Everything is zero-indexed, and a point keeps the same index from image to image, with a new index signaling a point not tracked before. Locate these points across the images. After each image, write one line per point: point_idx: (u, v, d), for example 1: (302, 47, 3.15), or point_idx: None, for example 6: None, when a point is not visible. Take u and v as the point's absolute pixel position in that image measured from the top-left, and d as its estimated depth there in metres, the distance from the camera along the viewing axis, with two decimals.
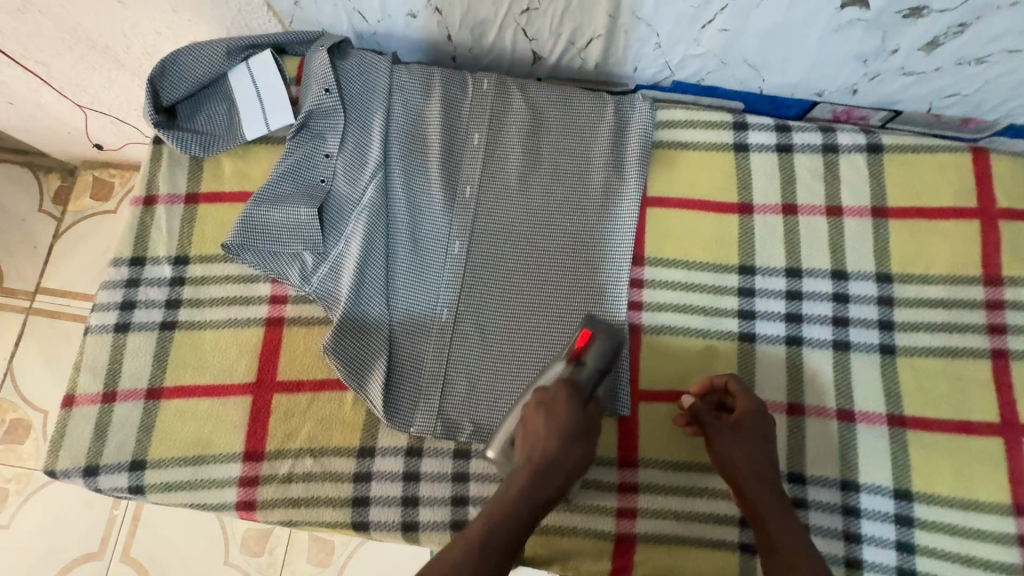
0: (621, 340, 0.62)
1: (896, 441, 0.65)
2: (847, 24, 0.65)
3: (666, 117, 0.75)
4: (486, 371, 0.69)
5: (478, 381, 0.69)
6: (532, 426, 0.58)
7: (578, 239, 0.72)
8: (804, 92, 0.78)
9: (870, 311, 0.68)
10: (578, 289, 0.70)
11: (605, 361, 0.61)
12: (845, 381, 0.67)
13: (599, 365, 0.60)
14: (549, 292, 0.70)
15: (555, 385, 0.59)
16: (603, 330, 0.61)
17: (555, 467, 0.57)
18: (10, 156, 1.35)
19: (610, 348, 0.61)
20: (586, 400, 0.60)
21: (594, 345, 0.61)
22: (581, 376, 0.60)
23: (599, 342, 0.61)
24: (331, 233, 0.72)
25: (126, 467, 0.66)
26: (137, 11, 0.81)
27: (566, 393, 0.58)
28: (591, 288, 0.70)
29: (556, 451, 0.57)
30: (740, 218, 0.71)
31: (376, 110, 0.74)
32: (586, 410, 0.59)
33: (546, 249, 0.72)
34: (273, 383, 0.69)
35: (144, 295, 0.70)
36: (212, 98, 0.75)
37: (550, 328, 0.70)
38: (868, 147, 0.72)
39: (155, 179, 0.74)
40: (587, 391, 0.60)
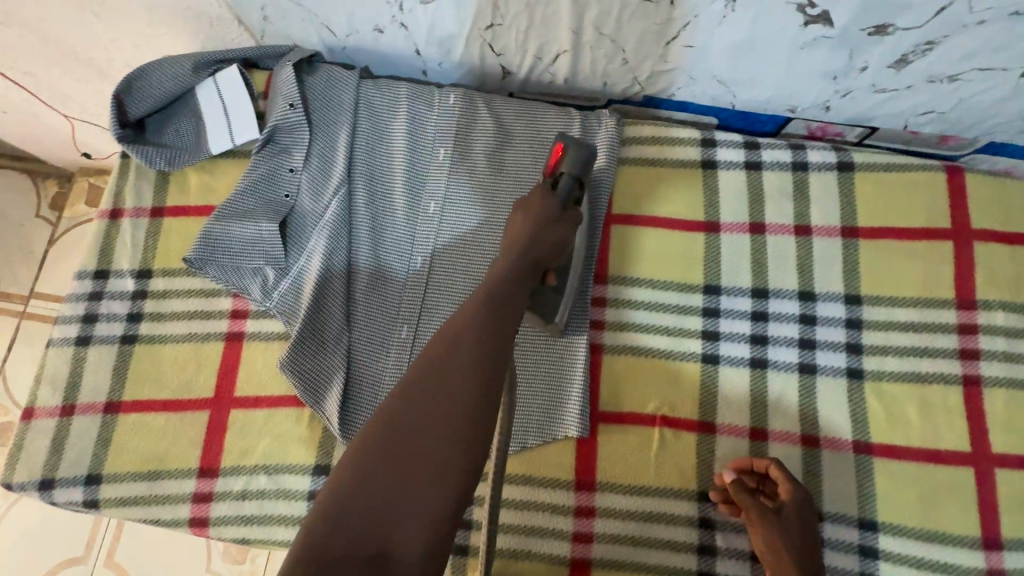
0: (592, 151, 0.61)
1: (862, 469, 0.63)
2: (813, 41, 0.63)
3: (633, 133, 0.74)
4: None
5: None
6: (511, 224, 0.58)
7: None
8: (777, 108, 0.77)
9: (838, 333, 0.67)
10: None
11: (581, 167, 0.60)
12: (811, 406, 0.65)
13: (575, 171, 0.60)
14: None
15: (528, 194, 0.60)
16: (574, 142, 0.61)
17: (536, 245, 0.56)
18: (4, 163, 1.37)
19: (584, 154, 0.60)
20: (564, 207, 0.59)
21: (568, 155, 0.60)
22: (556, 189, 0.59)
23: (571, 152, 0.60)
24: (293, 248, 0.72)
25: (81, 481, 0.66)
26: (113, 24, 0.82)
27: (537, 224, 0.57)
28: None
29: (528, 235, 0.56)
30: (706, 236, 0.70)
31: (341, 125, 0.74)
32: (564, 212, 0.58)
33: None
34: (230, 399, 0.68)
35: (106, 308, 0.71)
36: (179, 113, 0.76)
37: None
38: (838, 165, 0.70)
39: (122, 192, 0.74)
40: (567, 198, 0.59)
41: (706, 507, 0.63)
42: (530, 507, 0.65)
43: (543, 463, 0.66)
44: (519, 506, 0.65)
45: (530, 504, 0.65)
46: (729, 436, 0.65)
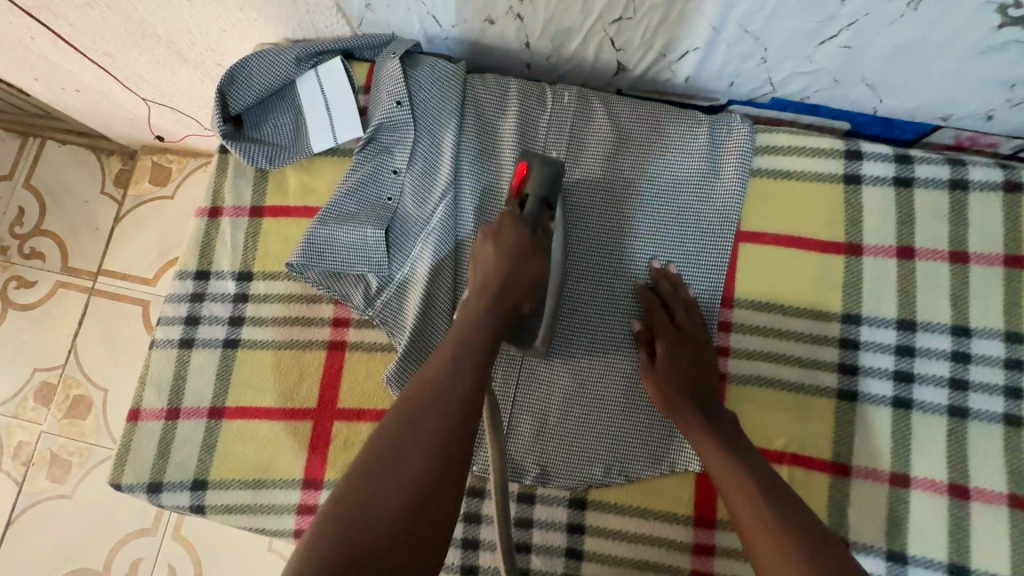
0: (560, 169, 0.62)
1: (1015, 525, 0.58)
2: (1001, 45, 0.55)
3: (767, 142, 0.67)
4: (555, 411, 0.65)
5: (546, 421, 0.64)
6: (482, 253, 0.61)
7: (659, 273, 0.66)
8: (926, 116, 0.69)
9: (994, 374, 0.60)
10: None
11: (547, 185, 0.62)
12: (960, 452, 0.60)
13: (543, 191, 0.62)
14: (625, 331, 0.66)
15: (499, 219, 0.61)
16: (539, 162, 0.62)
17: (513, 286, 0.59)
18: (73, 138, 1.37)
19: (552, 174, 0.62)
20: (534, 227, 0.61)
21: (533, 175, 0.62)
22: (525, 211, 0.62)
23: (534, 172, 0.62)
24: (397, 255, 0.69)
25: (188, 485, 0.65)
26: (203, 7, 0.78)
27: (508, 263, 0.59)
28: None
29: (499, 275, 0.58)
30: (846, 259, 0.64)
31: (447, 125, 0.69)
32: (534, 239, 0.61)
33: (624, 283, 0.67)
34: (334, 410, 0.66)
35: (207, 311, 0.69)
36: (279, 107, 0.72)
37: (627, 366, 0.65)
38: (1005, 185, 0.63)
39: (220, 189, 0.72)
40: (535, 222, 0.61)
41: None
42: (646, 541, 0.62)
43: (660, 496, 0.62)
44: (634, 539, 0.62)
45: (646, 538, 0.62)
46: (864, 479, 0.60)
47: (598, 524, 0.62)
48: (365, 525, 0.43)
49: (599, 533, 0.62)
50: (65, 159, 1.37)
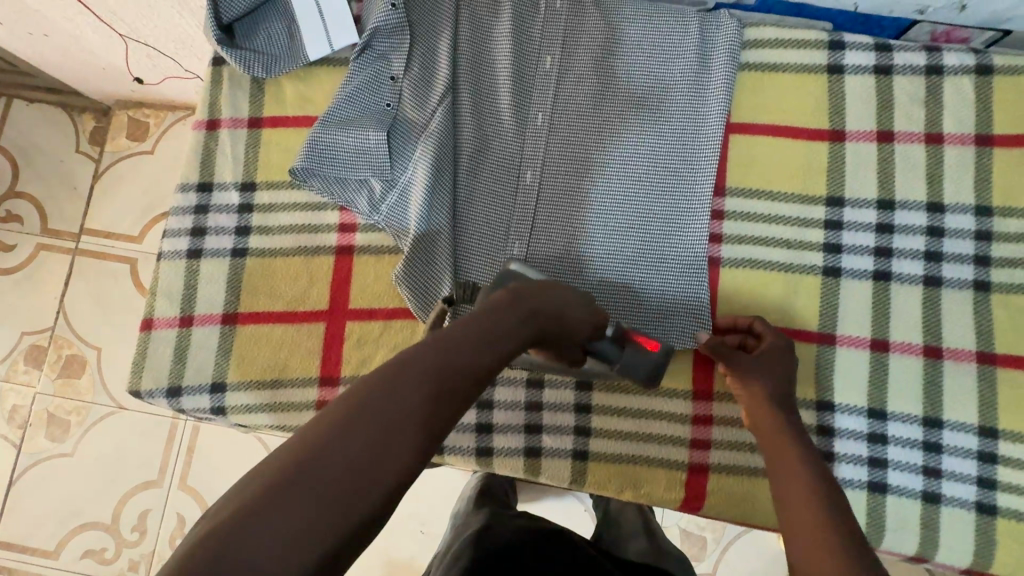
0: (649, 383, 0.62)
1: (984, 379, 0.63)
2: None
3: (754, 37, 0.69)
4: None
5: None
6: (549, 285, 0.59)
7: (656, 165, 0.68)
8: (904, 10, 0.71)
9: (966, 246, 0.65)
10: (656, 221, 0.68)
11: (642, 372, 0.62)
12: (934, 317, 0.64)
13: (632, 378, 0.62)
14: (625, 224, 0.68)
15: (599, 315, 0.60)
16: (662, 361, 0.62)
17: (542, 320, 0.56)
18: (44, 94, 1.32)
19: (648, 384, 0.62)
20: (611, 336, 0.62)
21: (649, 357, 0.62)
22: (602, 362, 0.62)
23: (649, 353, 0.62)
24: (399, 159, 0.70)
25: (207, 389, 0.67)
26: None
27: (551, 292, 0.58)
28: (671, 221, 0.68)
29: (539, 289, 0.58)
30: (830, 146, 0.67)
31: (443, 30, 0.70)
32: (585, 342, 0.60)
33: (623, 178, 0.69)
34: (345, 311, 0.69)
35: (213, 222, 0.70)
36: (270, 15, 0.71)
37: (627, 258, 0.68)
38: (977, 69, 0.66)
39: (216, 102, 0.72)
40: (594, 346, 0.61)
41: (823, 416, 0.64)
42: (649, 415, 0.66)
43: (661, 374, 0.66)
44: (638, 414, 0.66)
45: (650, 412, 0.66)
46: (847, 346, 0.65)
47: (604, 402, 0.66)
48: (369, 442, 0.40)
49: (605, 411, 0.66)
50: (35, 116, 1.33)
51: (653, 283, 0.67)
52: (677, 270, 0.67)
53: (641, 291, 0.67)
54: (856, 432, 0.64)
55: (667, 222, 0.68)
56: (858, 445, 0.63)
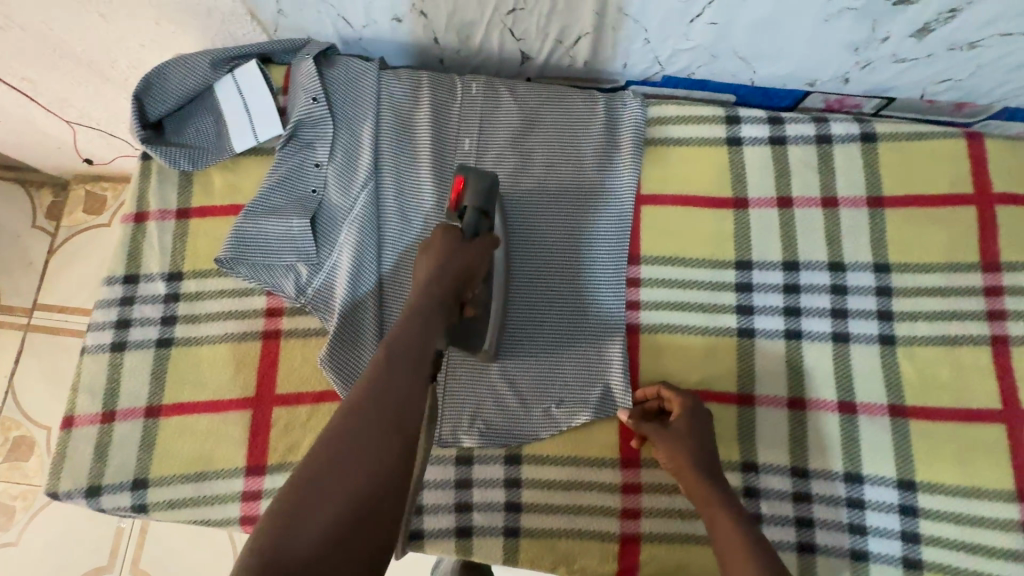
0: (494, 180, 0.65)
1: (898, 432, 0.65)
2: (838, 13, 0.63)
3: (657, 114, 0.74)
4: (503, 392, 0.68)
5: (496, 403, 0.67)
6: (416, 271, 0.63)
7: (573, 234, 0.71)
8: (795, 83, 0.77)
9: (868, 301, 0.68)
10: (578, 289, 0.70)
11: (482, 197, 0.64)
12: (846, 374, 0.67)
13: (477, 204, 0.64)
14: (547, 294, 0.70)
15: (438, 238, 0.63)
16: (473, 172, 0.64)
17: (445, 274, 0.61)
18: None
19: (485, 186, 0.64)
20: (472, 236, 0.63)
21: (468, 188, 0.64)
22: (465, 223, 0.63)
23: (471, 185, 0.64)
24: (324, 244, 0.72)
25: (128, 486, 0.66)
26: (118, 23, 0.81)
27: (447, 255, 0.61)
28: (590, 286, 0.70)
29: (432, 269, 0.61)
30: (735, 212, 0.71)
31: (365, 117, 0.73)
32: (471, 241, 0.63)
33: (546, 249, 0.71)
34: (272, 397, 0.68)
35: (138, 313, 0.70)
36: (199, 111, 0.74)
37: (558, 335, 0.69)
38: (862, 136, 0.71)
39: (144, 195, 0.73)
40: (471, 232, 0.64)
41: (749, 477, 0.65)
42: (578, 486, 0.66)
43: (590, 442, 0.67)
44: (569, 486, 0.66)
45: (578, 483, 0.66)
46: (766, 406, 0.66)
47: (533, 476, 0.66)
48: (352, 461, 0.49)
49: (536, 485, 0.66)
50: None
51: (577, 347, 0.69)
52: (599, 334, 0.69)
53: (568, 358, 0.68)
54: (782, 492, 0.65)
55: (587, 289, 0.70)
56: (785, 505, 0.64)
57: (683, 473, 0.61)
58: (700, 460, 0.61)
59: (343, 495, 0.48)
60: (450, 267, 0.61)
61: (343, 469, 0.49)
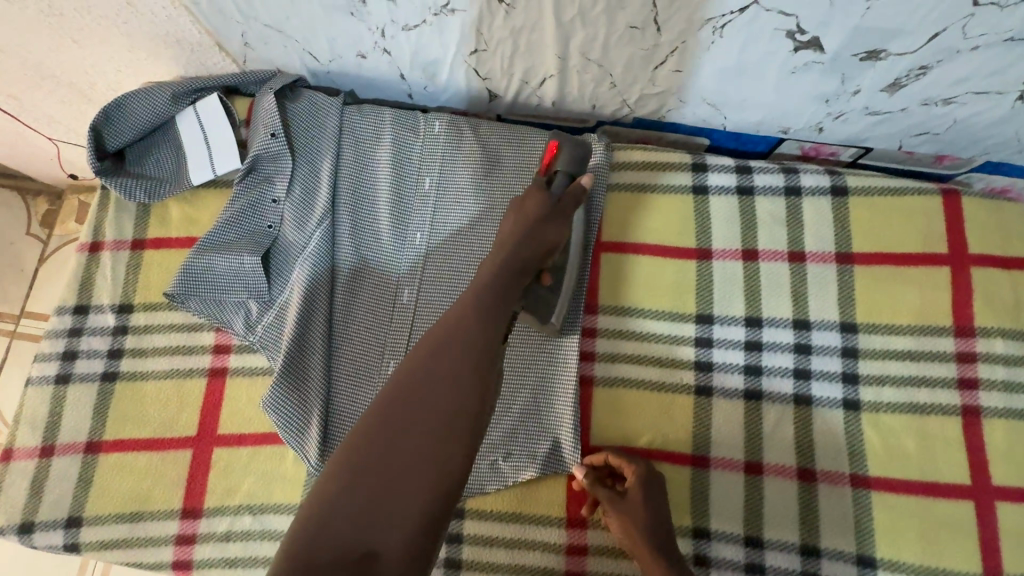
0: (587, 152, 0.64)
1: (860, 504, 0.61)
2: (804, 66, 0.62)
3: (621, 158, 0.72)
4: None
5: None
6: (501, 227, 0.58)
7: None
8: (768, 130, 0.75)
9: (833, 363, 0.65)
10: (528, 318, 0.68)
11: (576, 164, 0.62)
12: (807, 438, 0.64)
13: (569, 167, 0.62)
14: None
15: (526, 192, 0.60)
16: (567, 141, 0.64)
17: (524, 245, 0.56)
18: None
19: (579, 152, 0.63)
20: (559, 195, 0.60)
21: (562, 153, 0.63)
22: (554, 184, 0.61)
23: (565, 150, 0.63)
24: (276, 281, 0.70)
25: (62, 524, 0.64)
26: (92, 49, 0.81)
27: (531, 223, 0.57)
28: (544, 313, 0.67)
29: (519, 235, 0.56)
30: (698, 263, 0.69)
31: (325, 153, 0.73)
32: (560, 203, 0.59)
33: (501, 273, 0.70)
34: (213, 437, 0.67)
35: (86, 345, 0.69)
36: (160, 142, 0.74)
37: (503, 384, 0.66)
38: (832, 189, 0.69)
39: (101, 224, 0.73)
40: (560, 190, 0.61)
41: (700, 545, 0.62)
42: (521, 546, 0.63)
43: (535, 500, 0.64)
44: (511, 544, 0.63)
45: (521, 543, 0.63)
46: (721, 470, 0.64)
47: (474, 533, 0.64)
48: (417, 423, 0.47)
49: (477, 542, 0.64)
50: None
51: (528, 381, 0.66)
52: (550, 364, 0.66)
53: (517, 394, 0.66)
54: (734, 562, 0.62)
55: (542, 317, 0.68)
56: None
57: (636, 550, 0.58)
58: (655, 536, 0.58)
59: (426, 474, 0.46)
60: (530, 244, 0.56)
61: (416, 435, 0.47)
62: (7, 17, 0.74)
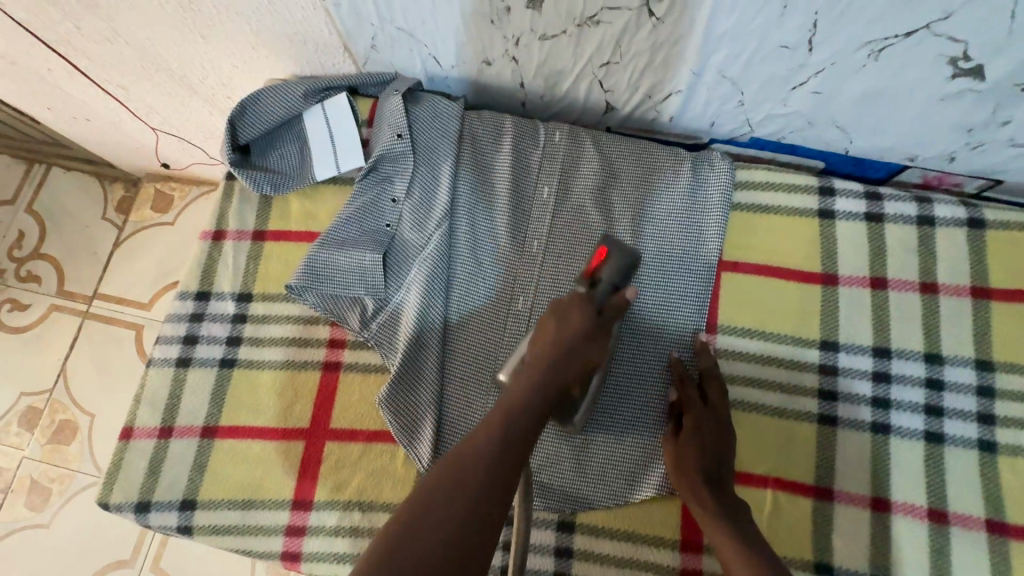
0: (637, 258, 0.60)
1: (997, 551, 0.59)
2: (956, 93, 0.60)
3: (745, 178, 0.71)
4: (565, 454, 0.65)
5: (557, 465, 0.65)
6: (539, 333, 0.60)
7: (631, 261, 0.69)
8: (894, 157, 0.73)
9: (967, 401, 0.63)
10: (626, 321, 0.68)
11: (622, 275, 0.59)
12: (938, 478, 0.61)
13: (614, 279, 0.59)
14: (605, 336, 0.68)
15: (566, 298, 0.60)
16: (617, 248, 0.59)
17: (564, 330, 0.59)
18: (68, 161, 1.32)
19: (626, 263, 0.59)
20: (602, 309, 0.59)
21: (610, 261, 0.59)
22: (594, 290, 0.59)
23: (613, 259, 0.59)
24: (393, 279, 0.71)
25: (176, 506, 0.65)
26: (217, 45, 0.83)
27: (565, 346, 0.58)
28: (650, 326, 0.68)
29: (556, 356, 0.58)
30: (823, 289, 0.67)
31: (446, 157, 0.73)
32: (598, 316, 0.59)
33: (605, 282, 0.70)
34: (326, 430, 0.67)
35: (206, 331, 0.71)
36: (285, 137, 0.76)
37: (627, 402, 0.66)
38: (969, 222, 0.66)
39: (225, 215, 0.75)
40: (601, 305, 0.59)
41: None
42: (632, 565, 0.62)
43: (648, 519, 0.63)
44: (623, 564, 0.62)
45: (633, 562, 0.62)
46: (846, 504, 0.61)
47: (585, 548, 0.63)
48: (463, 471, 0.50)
49: (588, 558, 0.63)
50: (73, 186, 1.33)
51: (625, 401, 0.66)
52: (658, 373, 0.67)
53: (622, 409, 0.66)
54: None
55: (649, 326, 0.68)
56: None
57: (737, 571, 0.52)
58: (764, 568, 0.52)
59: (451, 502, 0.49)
60: (571, 363, 0.58)
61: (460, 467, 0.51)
62: (145, 10, 0.77)
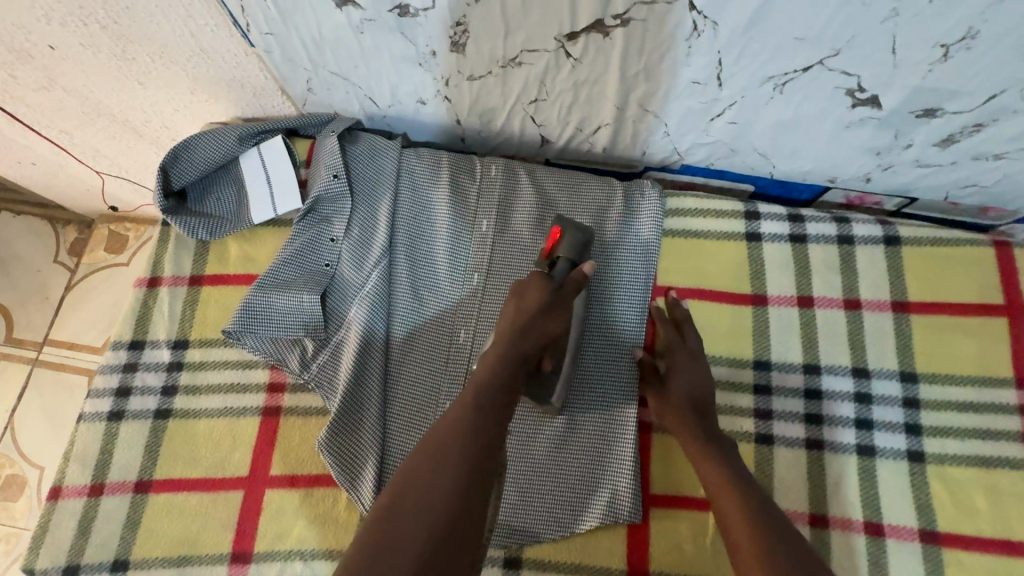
0: (591, 235, 0.63)
1: (930, 560, 0.60)
2: (859, 121, 0.64)
3: (674, 205, 0.73)
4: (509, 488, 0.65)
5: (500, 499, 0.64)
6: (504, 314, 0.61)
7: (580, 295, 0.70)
8: (816, 179, 0.76)
9: (894, 414, 0.65)
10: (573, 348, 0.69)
11: (579, 251, 0.62)
12: (872, 490, 0.63)
13: (573, 255, 0.62)
14: None
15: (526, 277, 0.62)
16: (571, 226, 0.63)
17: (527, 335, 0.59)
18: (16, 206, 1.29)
19: (582, 240, 0.62)
20: (562, 284, 0.61)
21: (564, 241, 0.62)
22: (555, 273, 0.62)
23: (567, 238, 0.62)
24: (333, 319, 0.71)
25: (107, 568, 0.63)
26: (155, 91, 0.83)
27: (525, 319, 0.59)
28: (594, 353, 0.68)
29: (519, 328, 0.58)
30: (754, 310, 0.69)
31: (385, 196, 0.74)
32: (559, 291, 0.60)
33: None
34: (265, 478, 0.66)
35: (140, 381, 0.69)
36: (223, 181, 0.76)
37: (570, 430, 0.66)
38: (885, 239, 0.69)
39: (160, 261, 0.74)
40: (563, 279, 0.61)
41: None
42: None
43: (592, 550, 0.63)
44: None
45: None
46: None
47: None
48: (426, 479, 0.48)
49: None
50: (19, 230, 1.29)
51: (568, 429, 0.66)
52: (601, 404, 0.67)
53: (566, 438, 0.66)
54: None
55: (592, 350, 0.68)
56: None
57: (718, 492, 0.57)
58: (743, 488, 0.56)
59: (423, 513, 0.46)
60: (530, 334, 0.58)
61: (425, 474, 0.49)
62: (77, 59, 0.76)
